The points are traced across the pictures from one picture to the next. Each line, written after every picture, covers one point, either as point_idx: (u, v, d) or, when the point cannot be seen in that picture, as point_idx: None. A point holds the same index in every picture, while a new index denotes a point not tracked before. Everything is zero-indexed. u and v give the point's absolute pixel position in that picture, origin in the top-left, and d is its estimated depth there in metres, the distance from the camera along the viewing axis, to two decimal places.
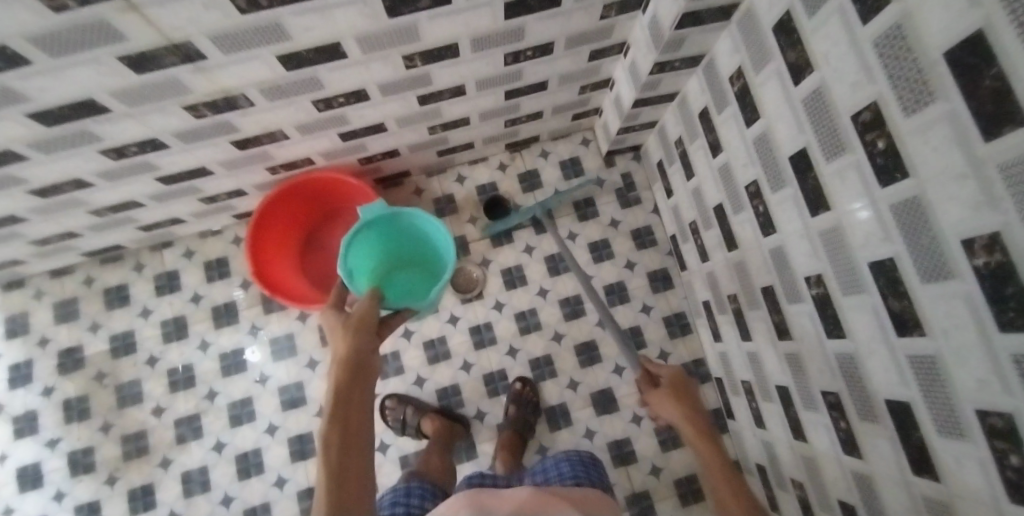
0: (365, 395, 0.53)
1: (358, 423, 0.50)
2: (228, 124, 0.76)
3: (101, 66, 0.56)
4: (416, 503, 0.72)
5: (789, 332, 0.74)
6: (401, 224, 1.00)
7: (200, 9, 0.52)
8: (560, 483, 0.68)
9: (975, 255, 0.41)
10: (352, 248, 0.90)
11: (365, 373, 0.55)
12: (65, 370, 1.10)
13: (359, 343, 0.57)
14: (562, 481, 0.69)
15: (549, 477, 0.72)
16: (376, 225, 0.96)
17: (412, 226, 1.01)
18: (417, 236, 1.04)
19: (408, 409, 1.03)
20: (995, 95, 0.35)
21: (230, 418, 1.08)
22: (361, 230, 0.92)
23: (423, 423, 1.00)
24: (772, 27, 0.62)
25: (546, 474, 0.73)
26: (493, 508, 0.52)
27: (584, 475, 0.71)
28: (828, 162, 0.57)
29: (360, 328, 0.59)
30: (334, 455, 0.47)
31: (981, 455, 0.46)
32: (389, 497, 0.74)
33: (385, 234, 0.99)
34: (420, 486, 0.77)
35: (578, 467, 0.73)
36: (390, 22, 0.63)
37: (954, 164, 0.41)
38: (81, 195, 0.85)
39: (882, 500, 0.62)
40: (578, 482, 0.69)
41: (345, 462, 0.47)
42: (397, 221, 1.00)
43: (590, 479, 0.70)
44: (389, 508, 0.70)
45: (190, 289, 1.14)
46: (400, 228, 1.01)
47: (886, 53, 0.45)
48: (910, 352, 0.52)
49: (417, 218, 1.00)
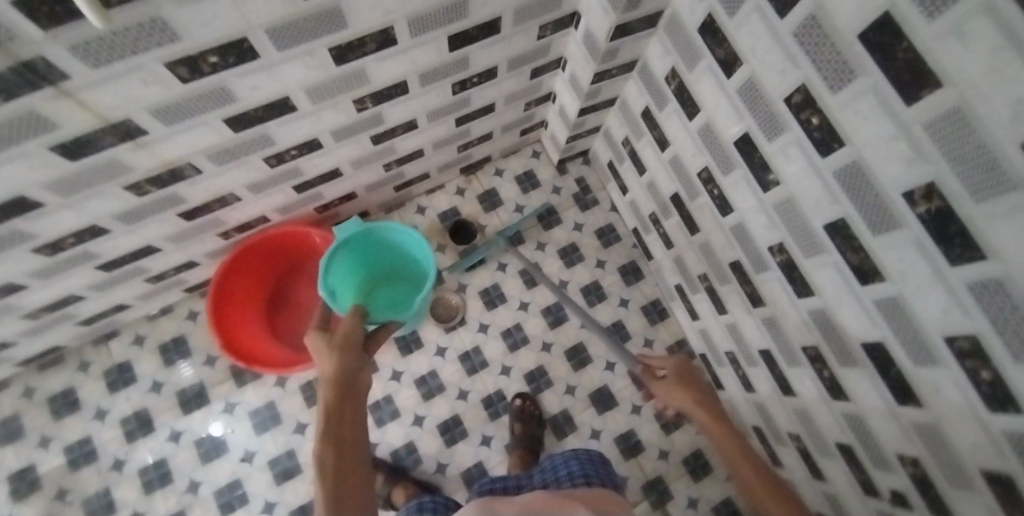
0: (357, 410, 0.55)
1: (351, 435, 0.52)
2: (176, 196, 0.71)
3: (32, 159, 0.52)
4: None
5: (762, 299, 0.80)
6: (377, 238, 1.01)
7: (138, 85, 0.49)
8: (571, 482, 0.69)
9: (916, 205, 0.47)
10: (329, 269, 0.92)
11: (354, 389, 0.57)
12: (16, 497, 0.97)
13: (347, 362, 0.59)
14: (572, 479, 0.70)
15: (559, 477, 0.72)
16: (353, 243, 0.98)
17: (390, 240, 1.02)
18: (395, 248, 1.05)
19: (380, 475, 0.99)
20: (909, 65, 0.41)
21: (220, 507, 0.99)
22: (337, 250, 0.94)
23: (393, 491, 0.97)
24: (698, 29, 0.67)
25: (556, 474, 0.74)
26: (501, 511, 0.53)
27: (594, 472, 0.73)
28: (770, 142, 0.63)
29: (345, 348, 0.61)
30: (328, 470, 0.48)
31: (954, 375, 0.52)
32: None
33: (362, 250, 1.01)
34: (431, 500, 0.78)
35: (586, 465, 0.74)
36: (338, 70, 0.62)
37: (883, 128, 0.47)
38: (10, 301, 0.76)
39: (873, 432, 0.69)
40: (588, 479, 0.70)
41: (339, 473, 0.48)
42: (372, 235, 1.00)
43: (599, 475, 0.72)
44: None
45: (148, 378, 1.05)
46: (376, 242, 1.02)
47: (806, 42, 0.51)
48: (875, 296, 0.58)
49: (394, 232, 1.01)
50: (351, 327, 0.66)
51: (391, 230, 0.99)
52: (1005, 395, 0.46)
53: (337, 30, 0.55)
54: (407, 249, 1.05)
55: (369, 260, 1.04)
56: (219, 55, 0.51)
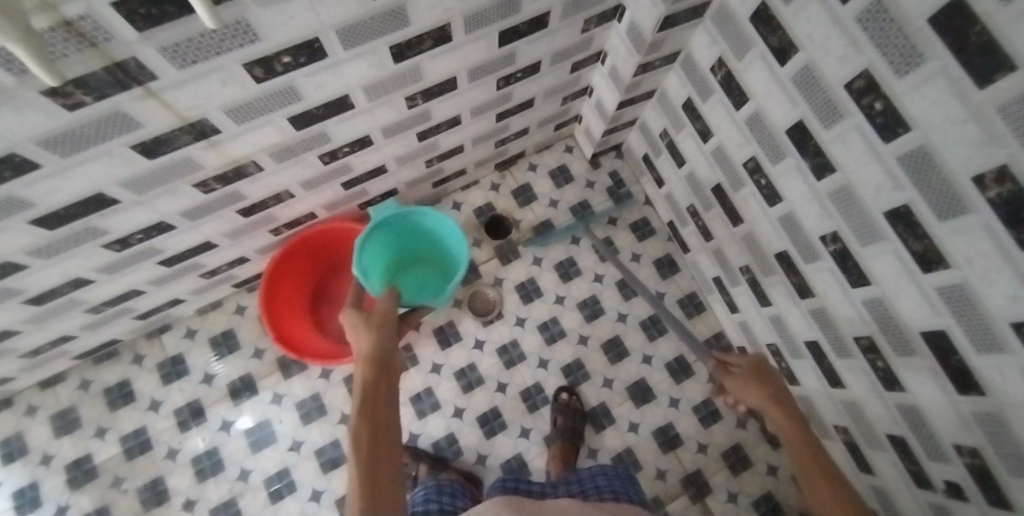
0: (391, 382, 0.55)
1: (385, 400, 0.52)
2: (236, 194, 0.74)
3: (113, 157, 0.55)
4: (448, 499, 0.80)
5: (811, 290, 0.79)
6: (411, 223, 1.05)
7: (217, 85, 0.52)
8: (599, 495, 0.75)
9: (987, 189, 0.47)
10: (364, 249, 0.95)
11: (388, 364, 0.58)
12: (78, 483, 1.02)
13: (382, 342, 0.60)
14: (600, 493, 0.75)
15: (586, 488, 0.78)
16: (388, 225, 1.01)
17: (423, 224, 1.05)
18: (428, 234, 1.08)
19: (422, 466, 1.02)
20: (982, 48, 0.41)
21: (269, 495, 1.03)
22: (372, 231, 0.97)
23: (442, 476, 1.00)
24: (749, 18, 0.67)
25: (583, 486, 0.79)
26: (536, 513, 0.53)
27: (621, 489, 0.78)
28: (827, 129, 0.62)
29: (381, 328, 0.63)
30: (365, 427, 0.48)
31: (1022, 363, 0.51)
32: (423, 495, 0.82)
33: (396, 233, 1.04)
34: (451, 484, 0.85)
35: (614, 481, 0.80)
36: (395, 68, 0.64)
37: (954, 113, 0.47)
38: (79, 294, 0.80)
39: (930, 422, 0.68)
40: (617, 495, 0.75)
41: (376, 434, 0.48)
42: (408, 220, 1.04)
43: (627, 493, 0.77)
44: (423, 505, 0.79)
45: (199, 370, 1.08)
46: (411, 226, 1.05)
47: (870, 26, 0.51)
48: (938, 284, 0.57)
49: (428, 218, 1.04)
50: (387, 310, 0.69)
51: (425, 215, 1.02)
52: None
53: (399, 28, 0.57)
54: (438, 235, 1.07)
55: (400, 242, 1.07)
56: (292, 55, 0.53)
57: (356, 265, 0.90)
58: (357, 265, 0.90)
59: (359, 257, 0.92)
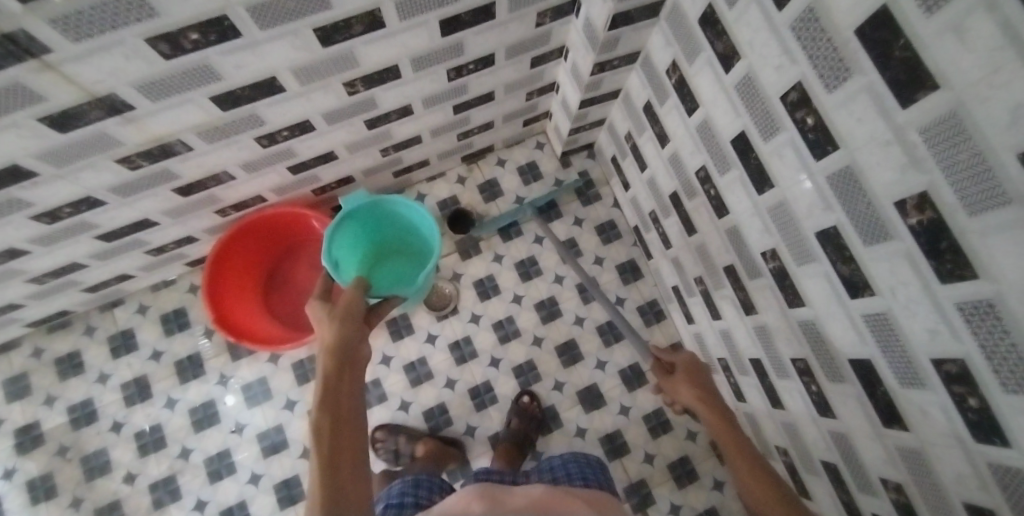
0: (355, 382, 0.49)
1: (349, 397, 0.47)
2: (168, 171, 0.73)
3: (22, 130, 0.53)
4: (425, 494, 0.75)
5: (754, 306, 0.77)
6: (383, 212, 1.02)
7: (120, 60, 0.49)
8: (570, 482, 0.67)
9: (908, 215, 0.43)
10: (335, 239, 0.93)
11: (354, 360, 0.51)
12: (23, 450, 1.03)
13: (345, 329, 0.54)
14: (571, 481, 0.68)
15: (558, 476, 0.70)
16: (359, 215, 0.98)
17: (396, 214, 1.03)
18: (401, 223, 1.06)
19: (399, 438, 1.02)
20: (905, 65, 0.37)
21: (209, 474, 1.03)
22: (343, 221, 0.94)
23: (415, 448, 0.99)
24: (699, 20, 0.64)
25: (554, 473, 0.72)
26: (508, 502, 0.52)
27: (592, 475, 0.71)
28: (766, 143, 0.60)
29: (346, 315, 0.56)
30: (327, 431, 0.43)
31: (941, 400, 0.49)
32: (399, 488, 0.77)
33: (368, 222, 1.01)
34: (427, 478, 0.80)
35: (586, 468, 0.72)
36: (325, 52, 0.62)
37: (877, 132, 0.43)
38: (16, 264, 0.79)
39: (858, 452, 0.66)
40: (587, 482, 0.68)
41: (339, 439, 0.43)
42: (380, 209, 1.01)
43: (599, 481, 0.70)
44: (398, 498, 0.73)
45: (149, 346, 1.08)
46: (383, 215, 1.03)
47: (803, 36, 0.48)
48: (863, 311, 0.55)
49: (400, 206, 1.01)
50: (353, 295, 0.61)
51: (398, 204, 1.00)
52: (991, 425, 0.43)
53: (321, 12, 0.54)
54: (411, 225, 1.06)
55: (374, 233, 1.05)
56: (200, 33, 0.50)
57: (326, 255, 0.87)
58: (327, 256, 0.87)
59: (330, 247, 0.90)
